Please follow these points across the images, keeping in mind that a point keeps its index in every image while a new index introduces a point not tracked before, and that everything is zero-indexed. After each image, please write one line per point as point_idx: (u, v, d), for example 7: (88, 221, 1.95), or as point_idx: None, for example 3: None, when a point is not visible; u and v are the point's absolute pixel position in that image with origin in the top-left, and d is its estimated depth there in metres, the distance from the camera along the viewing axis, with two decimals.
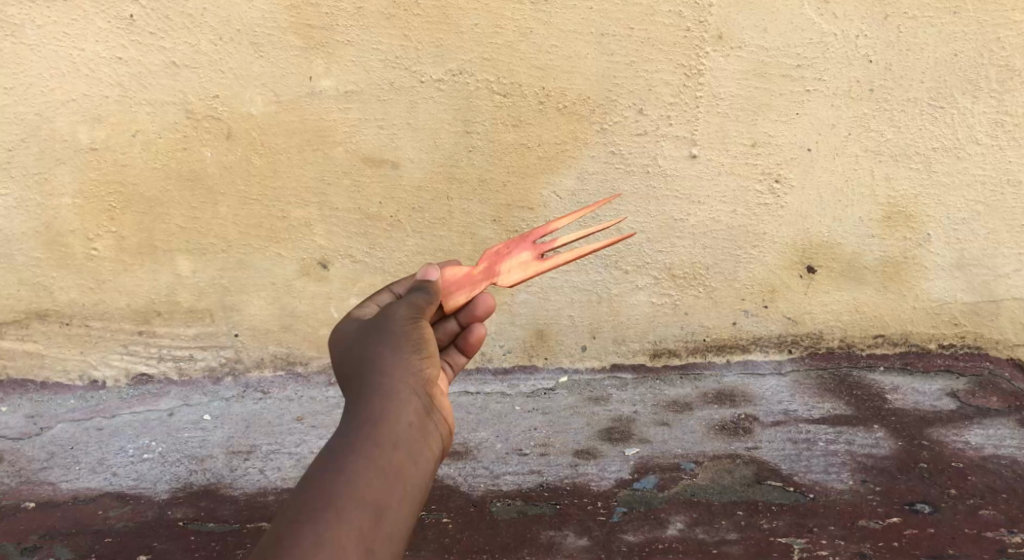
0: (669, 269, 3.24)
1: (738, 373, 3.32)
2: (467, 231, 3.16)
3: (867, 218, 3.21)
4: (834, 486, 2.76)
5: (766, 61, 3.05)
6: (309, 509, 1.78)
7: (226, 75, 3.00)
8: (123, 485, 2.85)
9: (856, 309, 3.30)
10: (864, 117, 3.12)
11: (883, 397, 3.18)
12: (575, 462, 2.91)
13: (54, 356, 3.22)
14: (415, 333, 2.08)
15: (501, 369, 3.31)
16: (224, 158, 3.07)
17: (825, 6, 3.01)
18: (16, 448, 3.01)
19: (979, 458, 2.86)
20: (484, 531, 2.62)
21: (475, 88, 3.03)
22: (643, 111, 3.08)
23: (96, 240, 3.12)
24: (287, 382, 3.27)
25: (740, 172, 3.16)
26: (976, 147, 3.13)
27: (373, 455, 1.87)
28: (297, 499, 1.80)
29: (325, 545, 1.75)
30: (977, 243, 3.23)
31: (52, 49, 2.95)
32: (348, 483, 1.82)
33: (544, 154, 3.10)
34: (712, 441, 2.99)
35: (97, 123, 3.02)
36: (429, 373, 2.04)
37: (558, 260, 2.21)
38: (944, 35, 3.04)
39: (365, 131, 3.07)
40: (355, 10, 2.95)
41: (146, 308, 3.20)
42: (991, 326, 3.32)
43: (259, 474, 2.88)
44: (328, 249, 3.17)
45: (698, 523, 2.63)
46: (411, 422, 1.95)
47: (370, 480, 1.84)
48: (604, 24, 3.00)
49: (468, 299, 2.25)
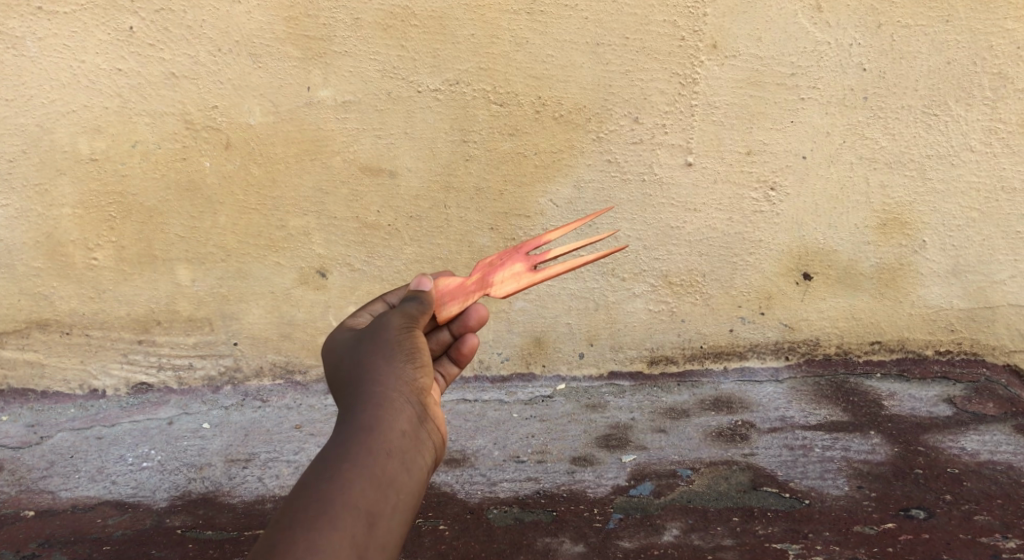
0: (666, 276, 3.25)
1: (735, 381, 3.34)
2: (465, 239, 3.18)
3: (862, 225, 3.22)
4: (830, 492, 2.77)
5: (760, 69, 3.07)
6: (301, 517, 1.70)
7: (225, 86, 3.02)
8: (122, 493, 2.87)
9: (852, 316, 3.32)
10: (859, 125, 3.14)
11: (880, 403, 3.19)
12: (572, 470, 2.92)
13: (54, 365, 3.24)
14: (408, 340, 1.97)
15: (499, 377, 3.33)
16: (223, 168, 3.09)
17: (819, 15, 3.03)
18: (16, 457, 3.03)
19: (974, 464, 2.87)
20: (480, 538, 2.63)
21: (471, 97, 3.05)
22: (638, 120, 3.10)
23: (96, 250, 3.14)
24: (286, 390, 3.29)
25: (736, 181, 3.17)
26: (970, 155, 3.15)
27: (366, 463, 1.76)
28: (288, 505, 1.72)
29: (317, 554, 1.67)
30: (972, 250, 3.24)
31: (52, 61, 2.97)
32: (340, 490, 1.73)
33: (540, 164, 3.11)
34: (708, 448, 3.00)
35: (97, 134, 3.04)
36: (424, 381, 1.92)
37: (553, 271, 2.14)
38: (936, 44, 3.06)
39: (364, 140, 3.08)
40: (352, 21, 2.97)
41: (146, 317, 3.22)
42: (987, 333, 3.33)
43: (258, 482, 2.90)
44: (326, 257, 3.19)
45: (693, 530, 2.64)
46: (405, 431, 1.83)
47: (364, 487, 1.74)
48: (599, 34, 3.02)
49: (461, 310, 2.17)
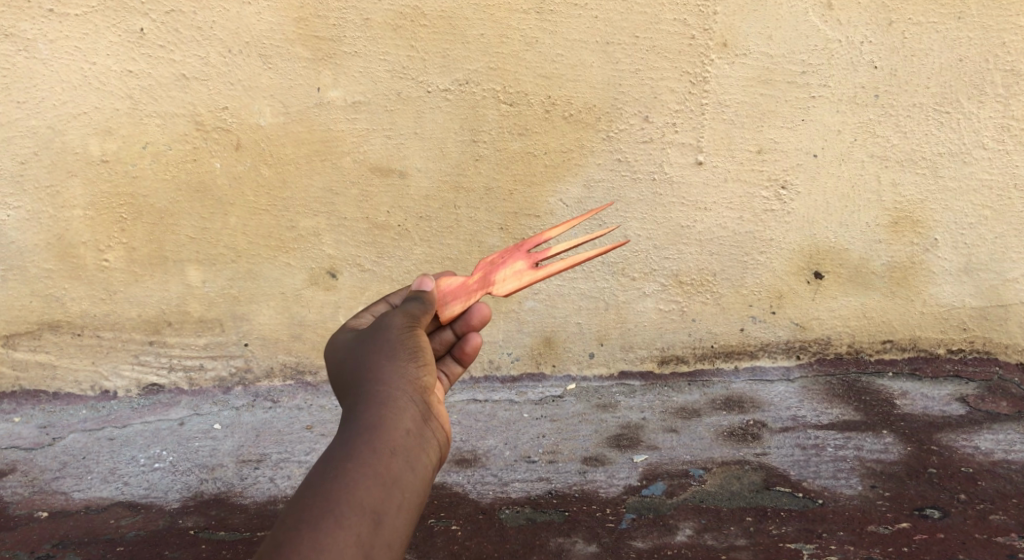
0: (676, 276, 3.25)
1: (746, 380, 3.32)
2: (475, 239, 3.17)
3: (874, 224, 3.21)
4: (842, 492, 2.76)
5: (770, 68, 3.06)
6: (306, 516, 1.61)
7: (236, 87, 3.03)
8: (135, 494, 2.87)
9: (864, 314, 3.30)
10: (870, 124, 3.13)
11: (892, 402, 3.18)
12: (584, 469, 2.92)
13: (66, 366, 3.24)
14: (410, 339, 1.88)
15: (509, 377, 3.32)
16: (234, 169, 3.09)
17: (829, 13, 3.03)
18: (29, 458, 3.03)
19: (988, 463, 2.86)
20: (493, 538, 2.62)
21: (481, 97, 3.05)
22: (648, 119, 3.09)
23: (107, 251, 3.14)
24: (296, 391, 3.28)
25: (746, 179, 3.17)
26: (982, 152, 3.14)
27: (370, 463, 1.67)
28: (292, 506, 1.63)
29: (321, 555, 1.59)
30: (985, 247, 3.23)
31: (63, 63, 2.98)
32: (345, 490, 1.64)
33: (550, 163, 3.11)
34: (720, 447, 2.99)
35: (108, 135, 3.05)
36: (427, 379, 1.83)
37: (552, 267, 2.08)
38: (947, 41, 3.06)
39: (374, 140, 3.08)
40: (361, 22, 2.98)
41: (156, 318, 3.22)
42: (1000, 331, 3.31)
43: (270, 482, 2.90)
44: (336, 258, 3.18)
45: (706, 530, 2.63)
46: (410, 429, 1.74)
47: (368, 485, 1.65)
48: (609, 33, 3.02)
49: (463, 309, 2.11)
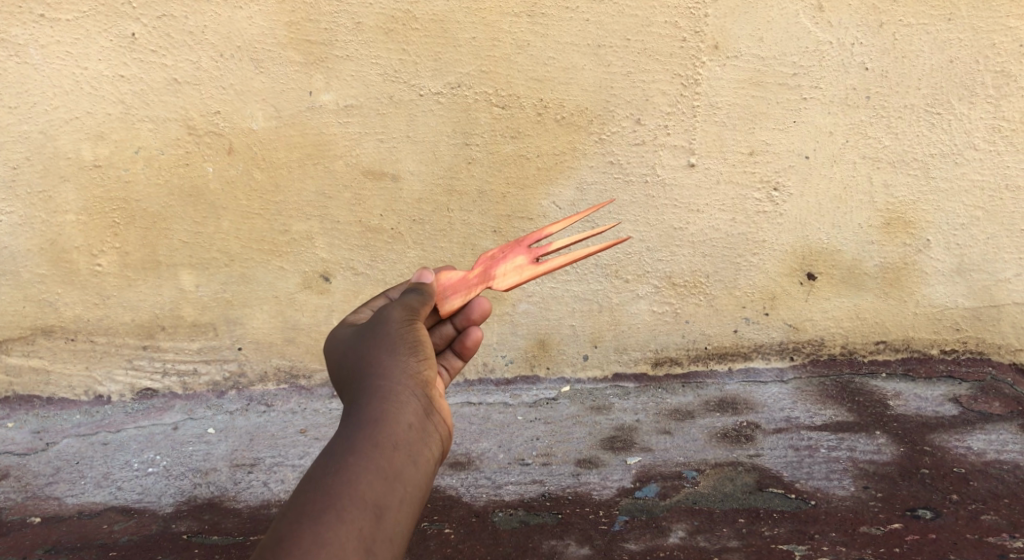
0: (669, 277, 3.25)
1: (740, 381, 3.33)
2: (468, 242, 3.17)
3: (866, 225, 3.22)
4: (835, 492, 2.76)
5: (762, 69, 3.07)
6: (308, 510, 1.59)
7: (227, 91, 3.03)
8: (128, 499, 2.87)
9: (857, 315, 3.31)
10: (862, 125, 3.13)
11: (885, 403, 3.18)
12: (577, 472, 2.92)
13: (60, 371, 3.25)
14: (410, 332, 1.85)
15: (503, 379, 3.33)
16: (226, 173, 3.09)
17: (821, 14, 3.04)
18: (22, 464, 3.03)
19: (981, 463, 2.86)
20: (486, 541, 2.62)
21: (473, 100, 3.05)
22: (641, 121, 3.10)
23: (100, 256, 3.15)
24: (290, 394, 3.28)
25: (739, 181, 3.17)
26: (974, 153, 3.15)
27: (372, 457, 1.65)
28: (295, 500, 1.61)
29: (323, 550, 1.57)
30: (977, 248, 3.24)
31: (55, 68, 2.99)
32: (347, 484, 1.62)
33: (543, 165, 3.11)
34: (713, 448, 2.99)
35: (100, 140, 3.05)
36: (429, 373, 1.80)
37: (554, 263, 2.08)
38: (938, 42, 3.07)
39: (366, 144, 3.09)
40: (353, 25, 2.98)
41: (150, 322, 3.22)
42: (992, 331, 3.32)
43: (263, 486, 2.89)
44: (330, 261, 3.19)
45: (699, 531, 2.63)
46: (412, 424, 1.71)
47: (370, 480, 1.63)
48: (601, 35, 3.03)
49: (464, 303, 2.10)
